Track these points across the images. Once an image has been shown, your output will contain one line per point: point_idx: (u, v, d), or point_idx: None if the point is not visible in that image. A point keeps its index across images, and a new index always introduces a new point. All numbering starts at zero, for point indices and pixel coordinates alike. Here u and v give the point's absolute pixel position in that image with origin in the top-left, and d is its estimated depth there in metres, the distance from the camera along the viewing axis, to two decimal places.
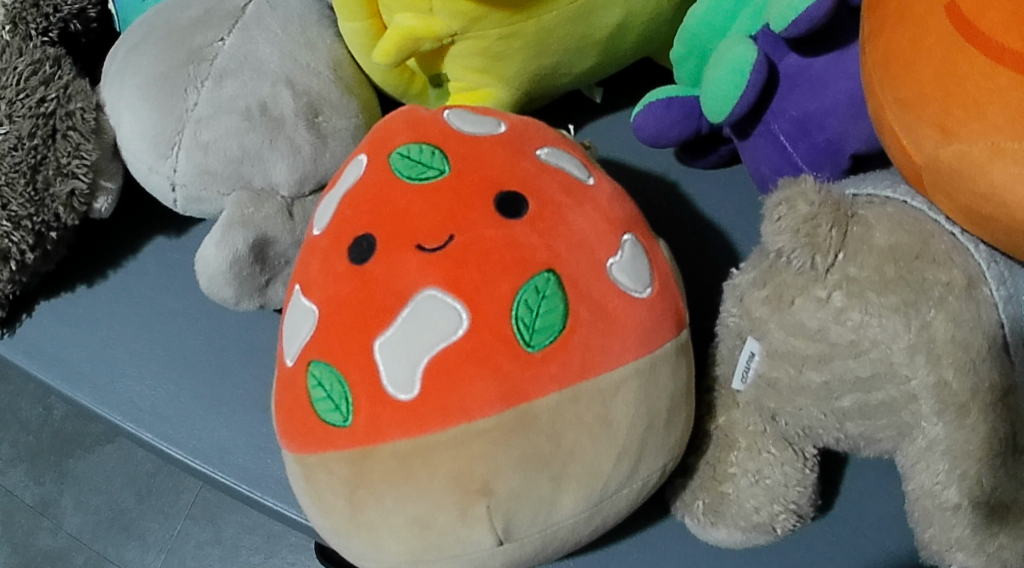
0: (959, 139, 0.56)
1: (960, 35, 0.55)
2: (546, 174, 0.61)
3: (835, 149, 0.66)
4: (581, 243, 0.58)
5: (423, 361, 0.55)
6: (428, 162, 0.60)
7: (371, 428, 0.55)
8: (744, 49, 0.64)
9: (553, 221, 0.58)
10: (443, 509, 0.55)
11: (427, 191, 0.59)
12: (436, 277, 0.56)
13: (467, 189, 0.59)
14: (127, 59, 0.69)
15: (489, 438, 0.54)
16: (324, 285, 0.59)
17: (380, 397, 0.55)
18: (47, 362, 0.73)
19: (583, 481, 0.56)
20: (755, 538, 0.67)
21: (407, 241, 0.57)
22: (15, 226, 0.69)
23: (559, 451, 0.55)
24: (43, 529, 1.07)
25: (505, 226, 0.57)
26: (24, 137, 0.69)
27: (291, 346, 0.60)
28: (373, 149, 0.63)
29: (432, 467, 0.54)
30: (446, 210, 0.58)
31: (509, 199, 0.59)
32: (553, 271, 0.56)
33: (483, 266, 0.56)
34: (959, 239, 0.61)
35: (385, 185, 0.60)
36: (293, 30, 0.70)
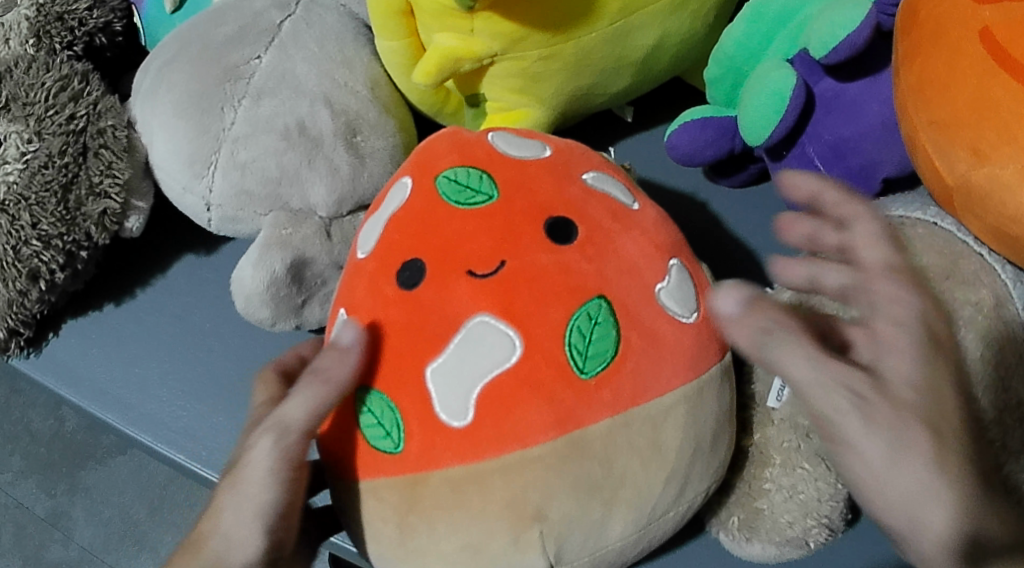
0: (992, 162, 0.57)
1: (994, 61, 0.56)
2: (594, 199, 0.57)
3: (867, 173, 0.67)
4: (632, 270, 0.55)
5: (477, 390, 0.52)
6: (477, 186, 0.56)
7: (423, 453, 0.52)
8: (783, 75, 0.65)
9: (605, 247, 0.55)
10: (495, 534, 0.51)
11: (477, 215, 0.55)
12: (488, 303, 0.52)
13: (517, 213, 0.55)
14: (161, 75, 0.68)
15: (543, 462, 0.51)
16: (370, 309, 0.55)
17: (434, 428, 0.52)
18: (75, 383, 0.74)
19: (633, 505, 0.53)
20: (788, 552, 0.65)
21: (458, 266, 0.54)
22: (45, 245, 0.69)
23: (612, 476, 0.52)
24: (54, 542, 1.07)
25: (558, 254, 0.54)
26: (55, 154, 0.68)
27: None
28: (415, 170, 0.59)
29: (486, 491, 0.51)
30: (496, 235, 0.54)
31: (560, 224, 0.55)
32: (603, 296, 0.53)
33: (536, 293, 0.53)
34: (988, 260, 0.62)
35: (432, 209, 0.56)
36: (330, 48, 0.69)
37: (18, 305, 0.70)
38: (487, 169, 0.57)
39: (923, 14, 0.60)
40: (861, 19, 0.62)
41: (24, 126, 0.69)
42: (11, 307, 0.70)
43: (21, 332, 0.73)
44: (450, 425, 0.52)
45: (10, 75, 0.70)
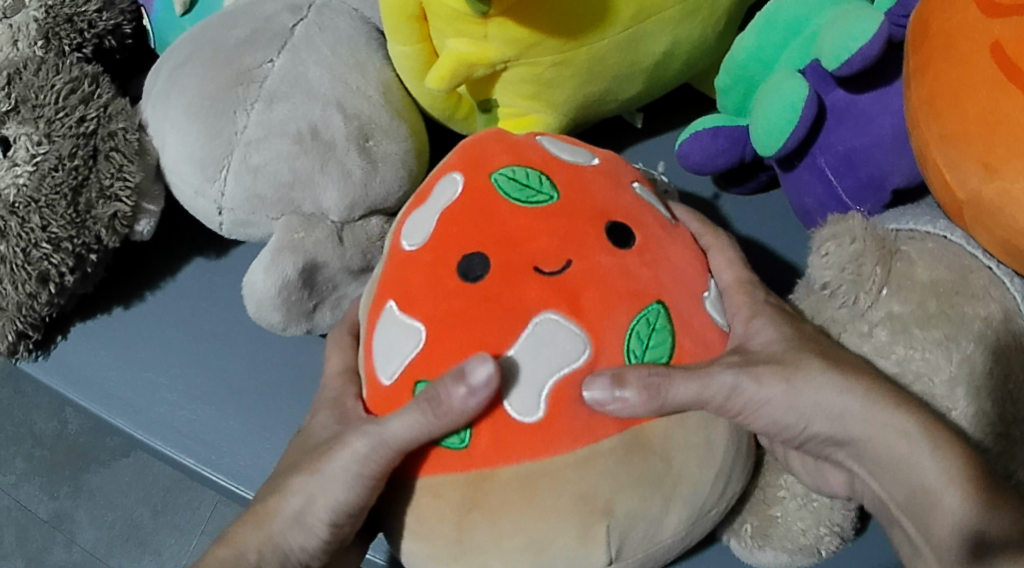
0: (1003, 176, 0.57)
1: (1005, 75, 0.57)
2: (645, 207, 0.57)
3: (877, 184, 0.68)
4: (685, 278, 0.55)
5: (547, 388, 0.50)
6: (537, 185, 0.55)
7: (491, 448, 0.50)
8: (795, 85, 0.66)
9: (663, 254, 0.54)
10: (563, 529, 0.50)
11: (540, 213, 0.53)
12: (557, 302, 0.51)
13: (580, 215, 0.54)
14: (172, 78, 0.68)
15: (614, 455, 0.50)
16: (429, 304, 0.52)
17: (508, 433, 0.50)
18: (85, 387, 0.74)
19: (689, 498, 0.52)
20: (799, 560, 0.65)
21: (524, 264, 0.52)
22: (55, 247, 0.69)
23: (674, 470, 0.51)
24: (57, 544, 1.07)
25: (623, 258, 0.53)
26: (65, 157, 0.68)
27: (387, 365, 0.54)
28: (463, 165, 0.57)
29: (557, 486, 0.50)
30: (564, 235, 0.53)
31: (621, 227, 0.54)
32: (663, 301, 0.53)
33: (605, 295, 0.51)
34: (997, 273, 0.61)
35: (492, 203, 0.54)
36: (343, 52, 0.69)
37: (27, 308, 0.70)
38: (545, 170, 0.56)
39: (933, 28, 0.61)
40: (873, 31, 0.63)
41: (33, 128, 0.68)
42: (19, 310, 0.70)
43: (30, 336, 0.73)
44: (519, 422, 0.50)
45: (19, 77, 0.69)
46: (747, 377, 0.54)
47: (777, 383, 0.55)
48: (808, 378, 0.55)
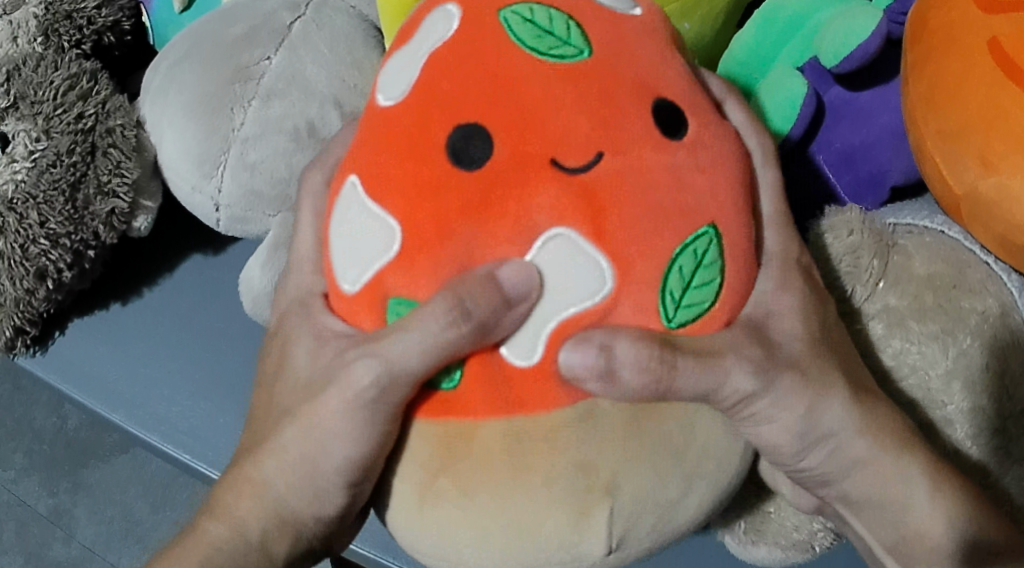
0: (999, 171, 0.57)
1: (1001, 71, 0.56)
2: (697, 92, 0.49)
3: (876, 181, 0.68)
4: (734, 185, 0.48)
5: (548, 328, 0.45)
6: (561, 47, 0.47)
7: (483, 393, 0.45)
8: (794, 83, 0.66)
9: (713, 152, 0.47)
10: (560, 506, 0.45)
11: (569, 81, 0.46)
12: (577, 210, 0.44)
13: (621, 88, 0.46)
14: (170, 75, 0.68)
15: (625, 424, 0.46)
16: (424, 184, 0.45)
17: (501, 383, 0.45)
18: (82, 382, 0.74)
19: (707, 483, 0.47)
20: (794, 556, 0.65)
21: (542, 152, 0.45)
22: (53, 243, 0.69)
23: (687, 459, 0.47)
24: (57, 540, 1.07)
25: (667, 153, 0.46)
26: (63, 153, 0.68)
27: (350, 264, 0.48)
28: (472, 11, 0.48)
29: (554, 454, 0.45)
30: (600, 115, 0.45)
31: (669, 112, 0.47)
32: (714, 228, 0.46)
33: (635, 205, 0.45)
34: (993, 269, 0.62)
35: (506, 65, 0.46)
36: (340, 49, 0.68)
37: (25, 304, 0.70)
38: (576, 19, 0.48)
39: (932, 23, 0.61)
40: (872, 28, 0.64)
41: (32, 124, 0.69)
42: (17, 306, 0.70)
43: (28, 331, 0.73)
44: (513, 365, 0.45)
45: (18, 73, 0.70)
46: (772, 389, 0.50)
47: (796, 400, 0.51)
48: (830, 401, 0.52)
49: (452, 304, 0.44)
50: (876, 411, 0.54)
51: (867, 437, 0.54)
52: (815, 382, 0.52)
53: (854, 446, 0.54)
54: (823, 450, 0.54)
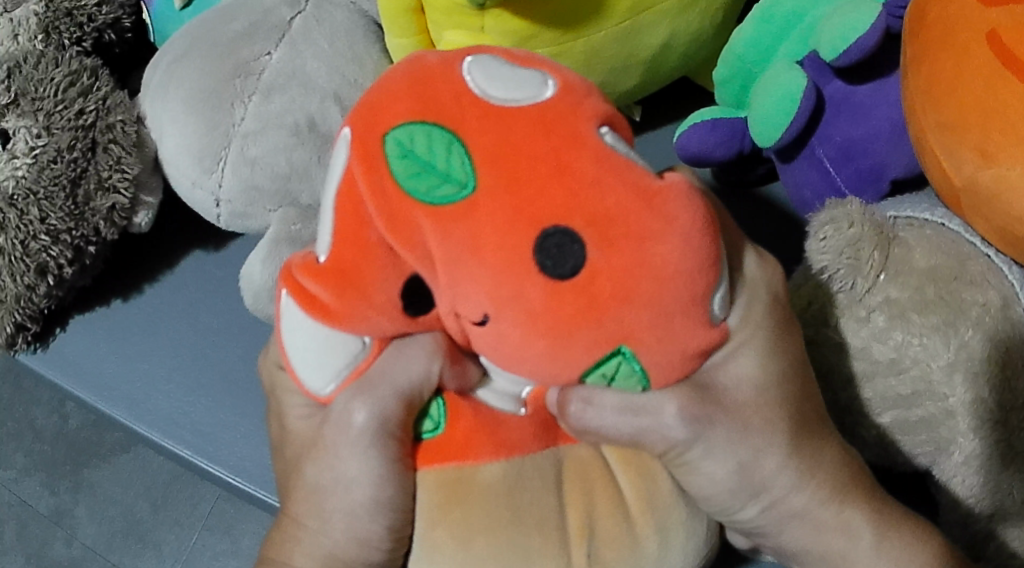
0: (999, 163, 0.57)
1: (1001, 62, 0.56)
2: (607, 186, 0.45)
3: (877, 175, 0.68)
4: (659, 294, 0.45)
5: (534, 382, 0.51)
6: (442, 184, 0.45)
7: (475, 433, 0.49)
8: (792, 75, 0.66)
9: (622, 269, 0.45)
10: (547, 554, 0.48)
11: (448, 232, 0.45)
12: (487, 352, 0.47)
13: (500, 231, 0.44)
14: (170, 71, 0.68)
15: (602, 469, 0.50)
16: (371, 321, 0.48)
17: (490, 420, 0.49)
18: (83, 378, 0.74)
19: (688, 534, 0.51)
20: None
21: (446, 306, 0.47)
22: (54, 239, 0.69)
23: (660, 512, 0.50)
24: (58, 539, 1.07)
25: (560, 298, 0.45)
26: (64, 149, 0.68)
27: (316, 373, 0.50)
28: (356, 138, 0.47)
29: (540, 499, 0.48)
30: (482, 269, 0.45)
31: (559, 242, 0.44)
32: (628, 347, 0.46)
33: (525, 359, 0.46)
34: (994, 261, 0.62)
35: (394, 218, 0.45)
36: (341, 45, 0.69)
37: (26, 300, 0.70)
38: (460, 136, 0.45)
39: (931, 15, 0.61)
40: (870, 23, 0.64)
41: (33, 121, 0.69)
42: (18, 302, 0.70)
43: (28, 328, 0.73)
44: (505, 411, 0.50)
45: (19, 70, 0.70)
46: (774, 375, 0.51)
47: (730, 452, 0.49)
48: (765, 457, 0.50)
49: (433, 354, 0.49)
50: (815, 456, 0.51)
51: (806, 490, 0.51)
52: (805, 391, 0.53)
53: (790, 499, 0.51)
54: (756, 505, 0.51)
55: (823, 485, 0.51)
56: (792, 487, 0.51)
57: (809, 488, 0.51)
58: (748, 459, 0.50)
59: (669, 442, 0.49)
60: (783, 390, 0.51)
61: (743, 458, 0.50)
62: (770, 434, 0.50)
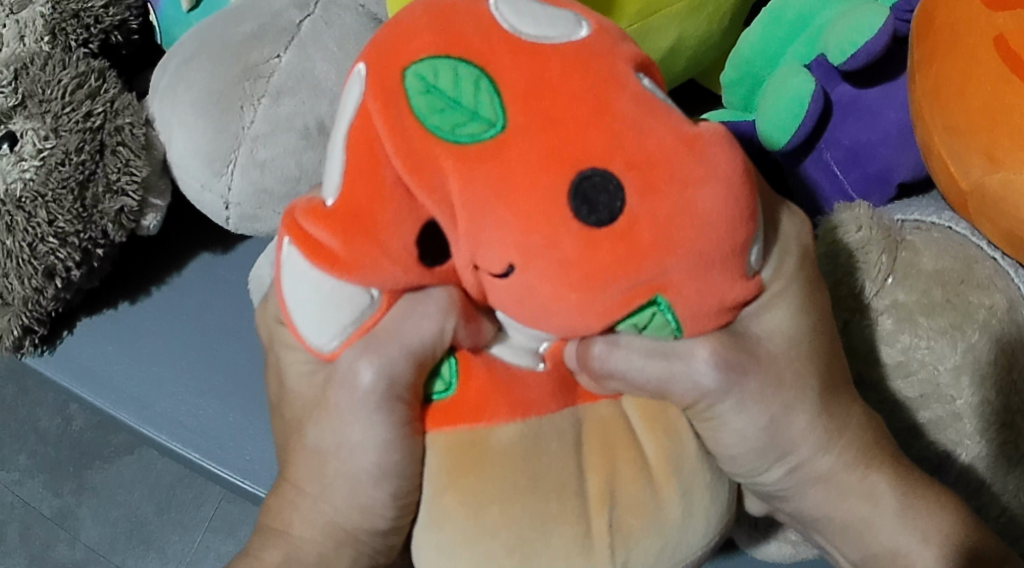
0: (1005, 167, 0.58)
1: (1009, 67, 0.57)
2: (645, 128, 0.46)
3: (883, 178, 0.69)
4: (698, 245, 0.46)
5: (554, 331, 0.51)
6: (473, 121, 0.45)
7: (490, 392, 0.49)
8: (801, 80, 0.67)
9: (659, 215, 0.45)
10: (567, 518, 0.48)
11: (476, 172, 0.45)
12: (507, 302, 0.47)
13: (533, 171, 0.45)
14: (179, 73, 0.68)
15: (620, 431, 0.50)
16: (384, 270, 0.47)
17: (503, 377, 0.49)
18: (90, 382, 0.74)
19: (711, 500, 0.50)
20: (804, 552, 0.65)
21: (468, 256, 0.47)
22: (62, 242, 0.69)
23: (684, 472, 0.50)
24: (61, 542, 1.07)
25: (594, 245, 0.45)
26: (72, 152, 0.68)
27: (320, 327, 0.49)
28: (377, 71, 0.47)
29: (559, 462, 0.48)
30: (510, 214, 0.45)
31: (594, 184, 0.45)
32: (665, 296, 0.47)
33: (550, 308, 0.47)
34: (1001, 264, 0.63)
35: (419, 156, 0.45)
36: (351, 48, 0.68)
37: (33, 303, 0.71)
38: (488, 70, 0.46)
39: (938, 20, 0.61)
40: (879, 26, 0.65)
41: (40, 123, 0.69)
42: (25, 304, 0.70)
43: (36, 330, 0.73)
44: (522, 367, 0.50)
45: (26, 72, 0.70)
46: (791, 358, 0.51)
47: (760, 408, 0.50)
48: (794, 414, 0.51)
49: (448, 311, 0.49)
50: (844, 420, 0.52)
51: (831, 452, 0.52)
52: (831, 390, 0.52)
53: (816, 462, 0.52)
54: (782, 466, 0.51)
55: (848, 449, 0.52)
56: (819, 449, 0.51)
57: (836, 450, 0.52)
58: (778, 414, 0.50)
59: (698, 393, 0.50)
60: (815, 349, 0.52)
61: (773, 413, 0.50)
62: (801, 389, 0.51)
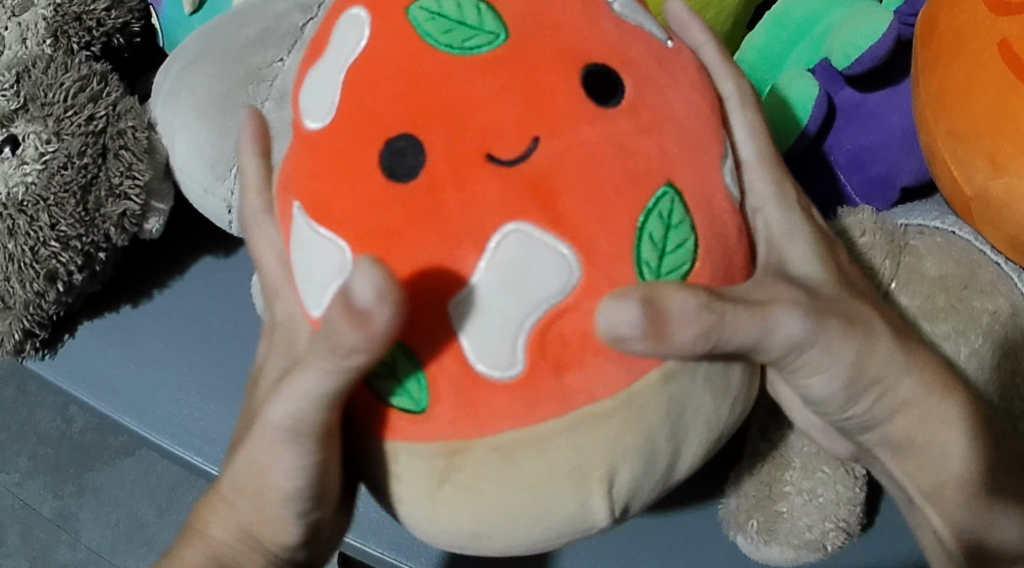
0: (1009, 173, 0.58)
1: (1012, 73, 0.57)
2: (627, 41, 0.47)
3: (887, 182, 0.69)
4: (691, 134, 0.47)
5: (529, 323, 0.43)
6: (478, 31, 0.46)
7: (458, 419, 0.44)
8: (803, 83, 0.67)
9: (657, 105, 0.46)
10: (559, 500, 0.45)
11: (484, 69, 0.45)
12: (518, 201, 0.43)
13: (545, 67, 0.45)
14: (182, 77, 0.68)
15: (616, 420, 0.44)
16: (370, 187, 0.44)
17: (472, 389, 0.44)
18: (92, 386, 0.74)
19: (705, 426, 0.47)
20: (805, 556, 0.64)
21: (474, 147, 0.44)
22: (64, 246, 0.69)
23: (686, 417, 0.46)
24: (61, 543, 1.07)
25: (607, 128, 0.45)
26: (74, 155, 0.68)
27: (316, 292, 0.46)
28: (377, 15, 0.47)
29: (542, 455, 0.44)
30: (520, 103, 0.44)
31: (601, 76, 0.45)
32: (673, 185, 0.45)
33: (589, 187, 0.44)
34: (1004, 269, 0.63)
35: (421, 61, 0.45)
36: None
37: (34, 307, 0.70)
38: None
39: (943, 25, 0.61)
40: (882, 31, 0.65)
41: (42, 126, 0.68)
42: (26, 309, 0.70)
43: (37, 334, 0.73)
44: (492, 378, 0.44)
45: (28, 75, 0.69)
46: (826, 334, 0.49)
47: (843, 346, 0.50)
48: (875, 343, 0.52)
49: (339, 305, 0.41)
50: None
51: (914, 377, 0.54)
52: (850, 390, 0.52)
53: (901, 389, 0.54)
54: (869, 397, 0.54)
55: (925, 372, 0.54)
56: (903, 373, 0.53)
57: (916, 374, 0.54)
58: (861, 347, 0.51)
59: (791, 344, 0.48)
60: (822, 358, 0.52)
61: (857, 350, 0.51)
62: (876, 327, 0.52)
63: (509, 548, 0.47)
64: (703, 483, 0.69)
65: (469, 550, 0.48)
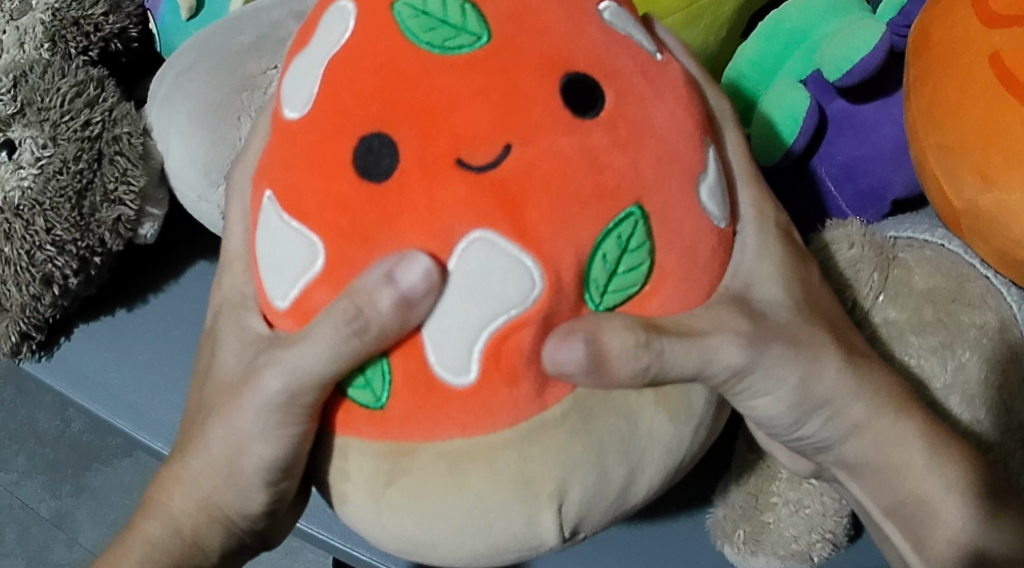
0: (999, 187, 0.58)
1: (1003, 87, 0.57)
2: (613, 50, 0.47)
3: (878, 194, 0.69)
4: (672, 145, 0.47)
5: (487, 332, 0.44)
6: (461, 29, 0.46)
7: (408, 421, 0.45)
8: (795, 97, 0.67)
9: (637, 116, 0.46)
10: (507, 515, 0.45)
11: (462, 70, 0.45)
12: (485, 205, 0.44)
13: (527, 74, 0.45)
14: (178, 82, 0.68)
15: (565, 433, 0.45)
16: (345, 185, 0.45)
17: (424, 390, 0.45)
18: (86, 387, 0.75)
19: (666, 451, 0.47)
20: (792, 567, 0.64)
21: (449, 151, 0.44)
22: (60, 250, 0.70)
23: (639, 437, 0.47)
24: (58, 542, 1.08)
25: (581, 135, 0.45)
26: (70, 160, 0.69)
27: (282, 281, 0.48)
28: (363, 17, 0.47)
29: (491, 467, 0.45)
30: (495, 107, 0.44)
31: (581, 85, 0.46)
32: (642, 207, 0.45)
33: (556, 195, 0.44)
34: (993, 283, 0.63)
35: (400, 58, 0.46)
36: None
37: (31, 310, 0.71)
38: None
39: (935, 37, 0.61)
40: (875, 43, 0.65)
41: (38, 131, 0.69)
42: (23, 311, 0.71)
43: (34, 336, 0.74)
44: (447, 382, 0.44)
45: (25, 80, 0.70)
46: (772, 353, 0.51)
47: (788, 370, 0.53)
48: (836, 366, 0.54)
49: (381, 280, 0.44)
50: None
51: (864, 401, 0.56)
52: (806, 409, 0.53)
53: (852, 412, 0.55)
54: (819, 418, 0.55)
55: (877, 394, 0.56)
56: (852, 397, 0.55)
57: (866, 398, 0.56)
58: (806, 373, 0.54)
59: (734, 371, 0.51)
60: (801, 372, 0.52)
61: (803, 372, 0.53)
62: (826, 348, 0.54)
63: (454, 560, 0.47)
64: (689, 492, 0.70)
65: (417, 557, 0.48)
